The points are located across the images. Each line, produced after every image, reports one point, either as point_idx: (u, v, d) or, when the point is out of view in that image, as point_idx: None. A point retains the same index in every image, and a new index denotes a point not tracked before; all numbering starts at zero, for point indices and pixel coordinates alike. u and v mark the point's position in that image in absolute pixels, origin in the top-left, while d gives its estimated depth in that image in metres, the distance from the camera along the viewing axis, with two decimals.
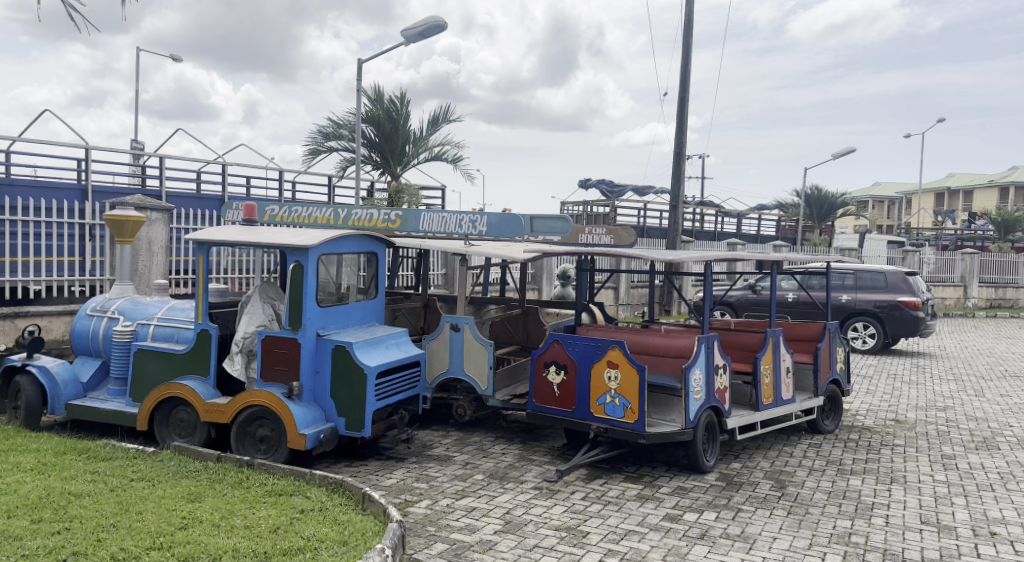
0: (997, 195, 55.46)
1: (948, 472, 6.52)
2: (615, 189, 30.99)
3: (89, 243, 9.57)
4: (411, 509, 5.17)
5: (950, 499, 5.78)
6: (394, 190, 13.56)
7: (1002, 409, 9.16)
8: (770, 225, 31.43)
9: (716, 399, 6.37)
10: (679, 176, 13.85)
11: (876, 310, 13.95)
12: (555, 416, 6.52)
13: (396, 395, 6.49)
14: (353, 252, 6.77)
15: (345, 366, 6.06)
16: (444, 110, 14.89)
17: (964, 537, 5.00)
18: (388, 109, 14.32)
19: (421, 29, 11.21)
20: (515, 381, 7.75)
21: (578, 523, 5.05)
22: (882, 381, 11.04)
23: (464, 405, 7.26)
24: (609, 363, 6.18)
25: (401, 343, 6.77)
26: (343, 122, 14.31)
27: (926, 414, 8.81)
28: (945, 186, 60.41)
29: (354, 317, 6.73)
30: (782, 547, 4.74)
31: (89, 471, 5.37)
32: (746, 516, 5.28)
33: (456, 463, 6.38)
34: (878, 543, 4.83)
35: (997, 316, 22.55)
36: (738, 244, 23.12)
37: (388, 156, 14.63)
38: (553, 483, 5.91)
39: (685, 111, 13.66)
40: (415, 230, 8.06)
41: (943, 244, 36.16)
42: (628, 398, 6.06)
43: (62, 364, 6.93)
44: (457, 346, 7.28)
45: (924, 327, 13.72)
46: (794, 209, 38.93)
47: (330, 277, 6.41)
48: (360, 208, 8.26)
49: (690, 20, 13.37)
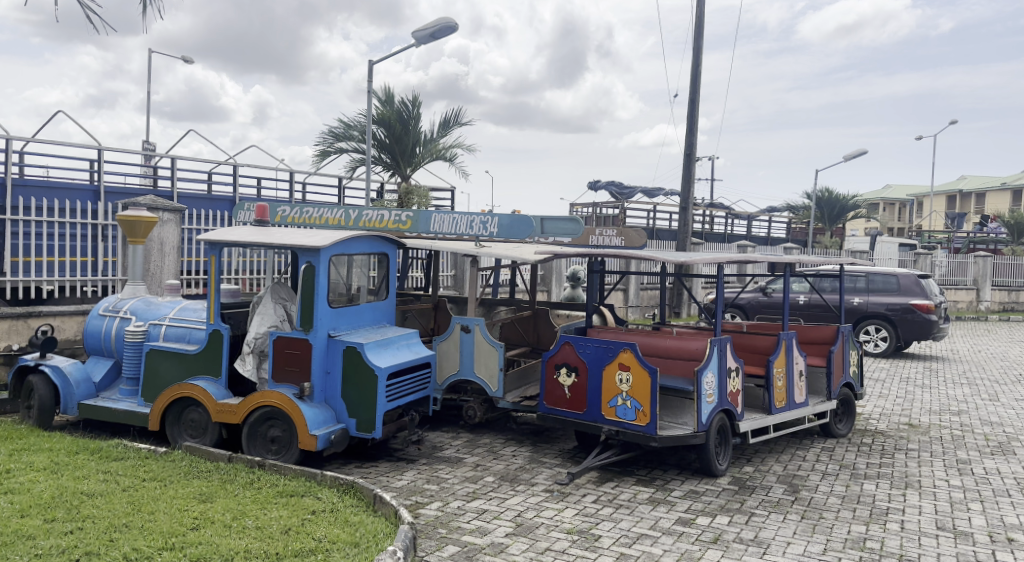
0: (1009, 197, 54.98)
1: (964, 477, 6.45)
2: (624, 190, 30.92)
3: (102, 244, 9.61)
4: (422, 511, 5.16)
5: (966, 504, 5.71)
6: (404, 191, 13.56)
7: (1018, 414, 9.06)
8: (781, 227, 31.28)
9: (728, 402, 6.34)
10: (690, 177, 13.79)
11: (888, 313, 13.85)
12: (566, 418, 6.50)
13: (407, 396, 6.48)
14: (364, 253, 6.76)
15: (356, 367, 6.05)
16: (454, 112, 14.90)
17: (980, 543, 4.94)
18: (398, 111, 14.34)
19: (432, 30, 11.22)
20: (525, 383, 7.72)
21: (590, 526, 5.02)
22: (895, 384, 10.96)
23: (475, 407, 7.22)
24: (620, 365, 6.15)
25: (412, 344, 6.76)
26: (353, 124, 14.35)
27: (941, 418, 8.73)
28: (957, 189, 60.03)
29: (365, 318, 6.73)
30: (796, 552, 4.70)
31: (101, 471, 5.38)
32: (759, 520, 5.23)
33: (467, 465, 6.36)
34: (893, 549, 4.78)
35: (1010, 320, 22.35)
36: (749, 246, 23.02)
37: (398, 158, 14.64)
38: (563, 486, 5.88)
39: (696, 113, 13.60)
40: (426, 231, 8.10)
41: (955, 247, 35.92)
42: (639, 401, 6.02)
43: (75, 364, 6.96)
44: (467, 347, 7.26)
45: (937, 330, 13.61)
46: (805, 211, 38.76)
47: (341, 278, 6.41)
48: (372, 209, 8.32)
49: (702, 21, 13.32)
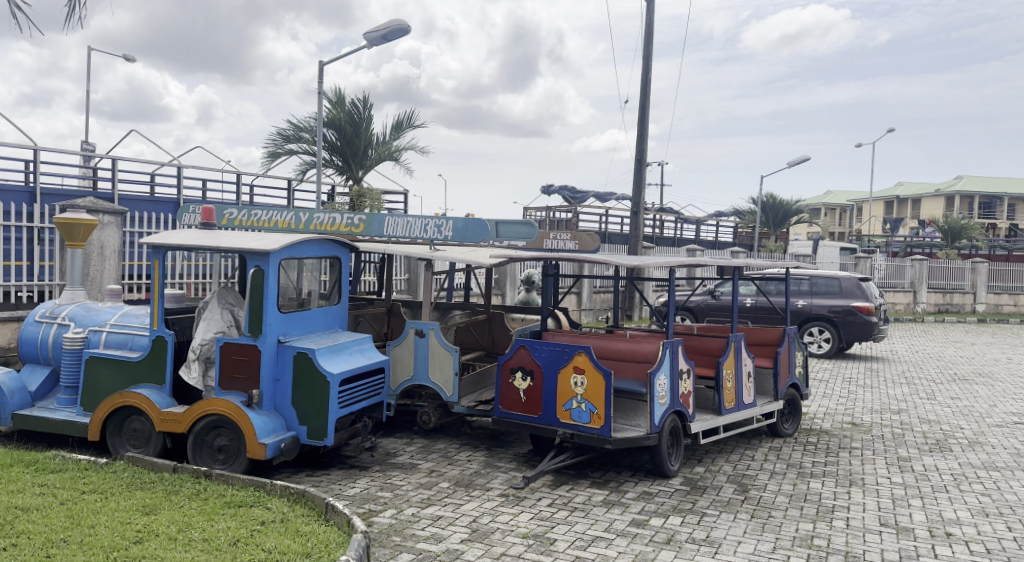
0: (943, 203, 57.35)
1: (904, 474, 6.68)
2: (577, 195, 31.19)
3: (37, 248, 9.24)
4: (376, 519, 5.08)
5: (907, 501, 5.91)
6: (356, 195, 13.41)
7: (953, 411, 9.44)
8: (728, 231, 31.98)
9: (680, 403, 6.42)
10: (641, 182, 13.98)
11: (831, 315, 14.25)
12: (521, 421, 6.50)
13: (360, 402, 6.38)
14: (314, 256, 6.64)
15: (307, 374, 5.94)
16: (407, 115, 14.80)
17: (921, 538, 5.11)
18: (350, 112, 14.18)
19: (384, 32, 11.12)
20: (481, 387, 7.69)
21: (545, 530, 5.02)
22: (838, 384, 11.30)
23: (429, 412, 7.20)
24: (575, 368, 6.18)
25: (365, 349, 6.67)
26: (303, 125, 14.13)
27: (881, 417, 9.03)
28: (894, 195, 62.37)
29: (317, 323, 6.61)
30: (747, 550, 4.78)
31: (37, 484, 5.15)
32: (710, 520, 5.31)
33: (421, 471, 6.31)
34: (839, 546, 4.91)
35: (944, 321, 23.29)
36: (698, 250, 23.46)
37: (350, 160, 14.46)
38: (519, 490, 5.87)
39: (647, 119, 13.78)
40: (379, 234, 7.97)
41: (893, 251, 37.30)
42: (594, 403, 6.06)
43: (8, 373, 6.65)
44: (421, 352, 7.20)
45: (877, 331, 14.07)
46: (750, 216, 39.74)
47: (291, 283, 6.27)
48: (322, 212, 8.16)
49: (651, 29, 13.53)
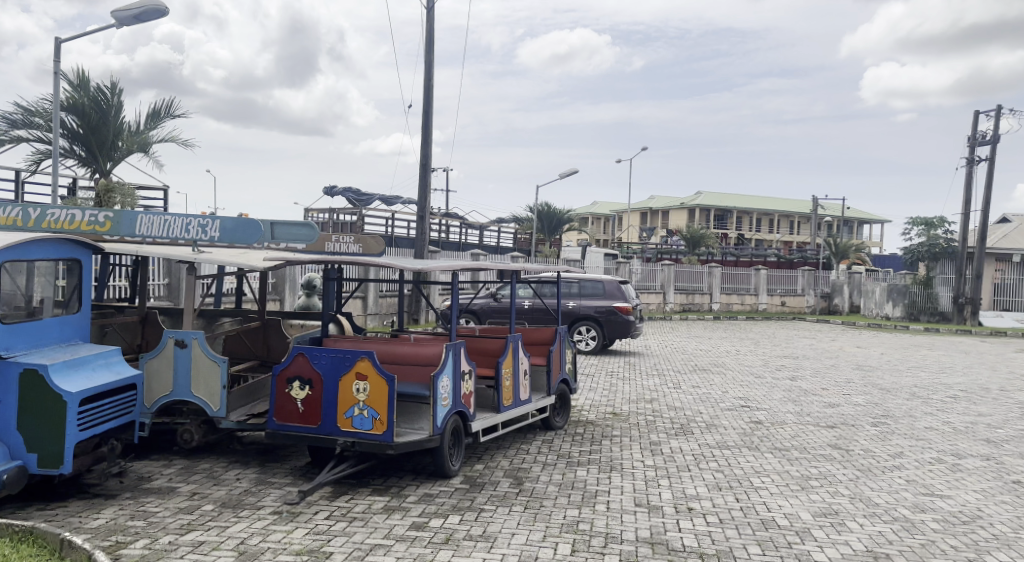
0: (688, 215, 64.90)
1: (656, 457, 7.41)
2: (360, 197, 30.68)
3: None
4: (123, 553, 4.53)
5: (658, 481, 6.55)
6: (103, 189, 11.96)
7: (696, 398, 10.67)
8: (507, 237, 33.40)
9: (461, 404, 6.53)
10: (425, 186, 14.07)
11: (597, 314, 15.41)
12: (298, 432, 6.18)
13: (106, 422, 5.66)
14: (46, 259, 5.78)
15: (36, 394, 5.14)
16: (167, 104, 13.51)
17: (669, 514, 5.68)
18: (96, 97, 12.62)
19: (137, 12, 10.04)
20: (253, 399, 7.21)
21: (321, 544, 4.82)
22: (603, 378, 12.26)
23: (193, 429, 6.59)
24: (356, 375, 6.02)
25: (112, 363, 5.93)
26: (36, 109, 12.31)
27: (638, 406, 9.94)
28: (648, 206, 69.36)
29: (51, 334, 5.76)
30: (520, 541, 4.98)
31: None
32: (487, 516, 5.46)
33: (182, 494, 5.75)
34: (601, 528, 5.30)
35: (689, 319, 26.35)
36: (480, 254, 24.20)
37: (96, 151, 12.86)
38: (293, 504, 5.58)
39: (429, 125, 13.92)
40: (129, 234, 7.13)
41: (648, 257, 41.47)
42: (375, 409, 5.94)
43: None
44: (182, 364, 6.57)
45: (635, 329, 15.47)
46: (526, 223, 41.89)
47: (15, 289, 5.39)
48: (58, 208, 7.09)
49: (432, 36, 13.70)
